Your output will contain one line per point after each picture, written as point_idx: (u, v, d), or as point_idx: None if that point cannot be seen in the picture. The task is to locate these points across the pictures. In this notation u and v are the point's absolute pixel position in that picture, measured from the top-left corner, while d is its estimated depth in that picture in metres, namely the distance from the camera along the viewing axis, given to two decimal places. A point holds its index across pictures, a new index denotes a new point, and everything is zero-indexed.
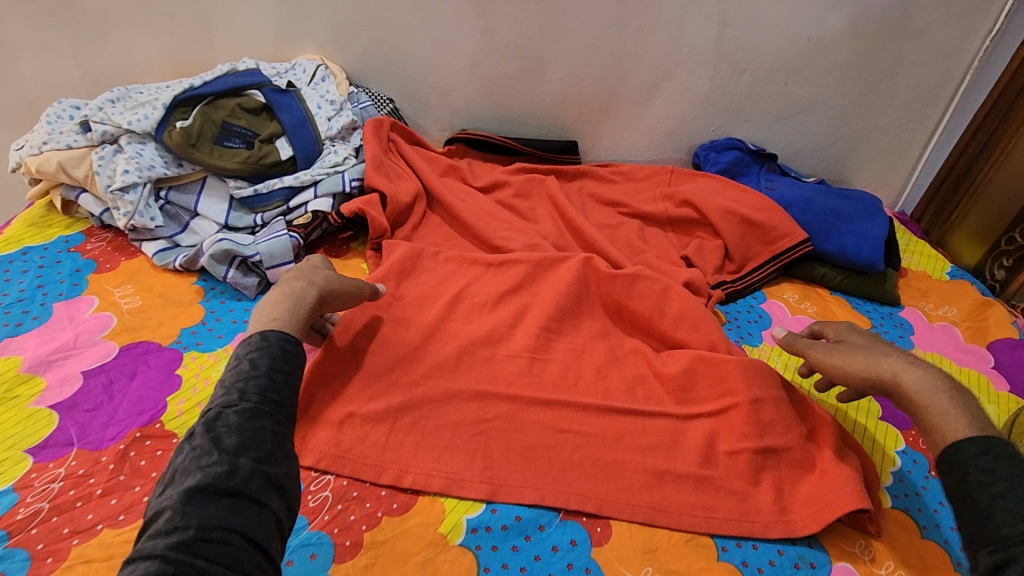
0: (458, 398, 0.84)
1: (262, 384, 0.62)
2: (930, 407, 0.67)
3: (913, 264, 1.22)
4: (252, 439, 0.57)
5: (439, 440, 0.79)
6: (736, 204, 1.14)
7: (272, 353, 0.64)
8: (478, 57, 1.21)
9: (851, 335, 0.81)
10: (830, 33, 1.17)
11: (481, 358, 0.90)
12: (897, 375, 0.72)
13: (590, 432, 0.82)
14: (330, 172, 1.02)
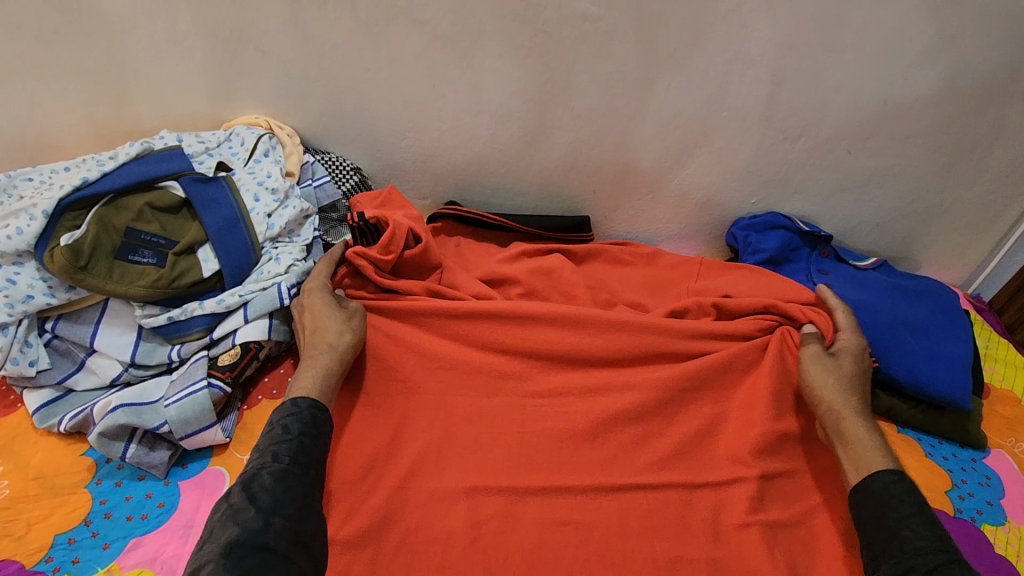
0: None
1: (293, 447, 0.63)
2: (857, 445, 0.74)
3: (995, 378, 1.00)
4: (283, 499, 0.59)
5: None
6: (782, 315, 0.91)
7: (302, 416, 0.66)
8: (464, 118, 0.97)
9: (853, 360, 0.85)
10: (912, 97, 0.92)
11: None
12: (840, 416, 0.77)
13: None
14: (267, 286, 0.80)
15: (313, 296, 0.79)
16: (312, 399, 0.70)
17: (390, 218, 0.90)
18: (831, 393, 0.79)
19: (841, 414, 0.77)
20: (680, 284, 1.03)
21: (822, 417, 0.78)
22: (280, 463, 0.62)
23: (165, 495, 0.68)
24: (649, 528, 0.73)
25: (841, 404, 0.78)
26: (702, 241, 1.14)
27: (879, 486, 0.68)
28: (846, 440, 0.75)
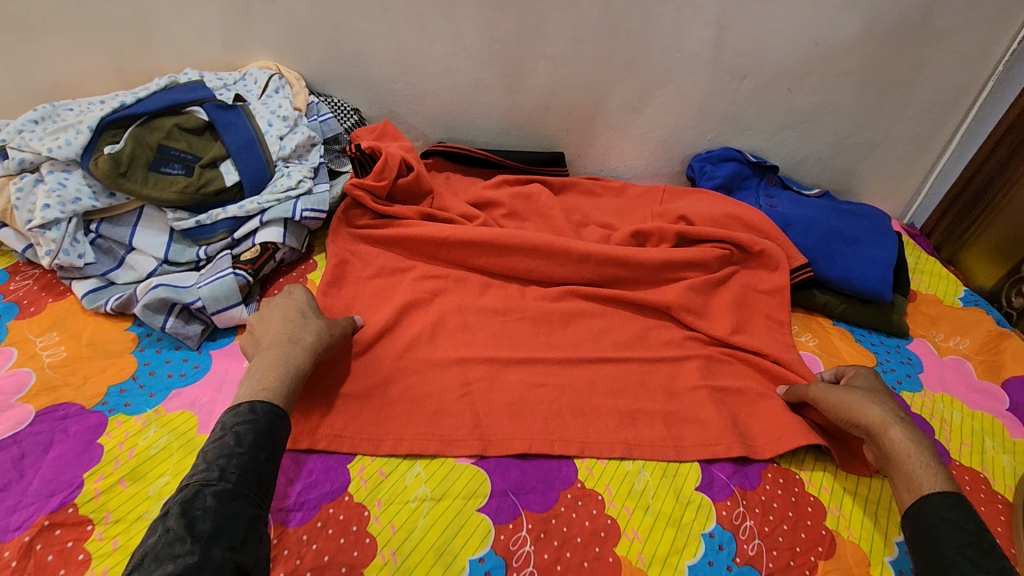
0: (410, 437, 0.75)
1: (243, 462, 0.59)
2: (914, 460, 0.69)
3: (921, 287, 1.14)
4: (226, 524, 0.54)
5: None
6: (730, 226, 1.05)
7: (258, 426, 0.62)
8: (451, 62, 1.10)
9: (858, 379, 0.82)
10: (840, 38, 1.06)
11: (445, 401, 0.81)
12: (883, 429, 0.72)
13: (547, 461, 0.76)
14: (281, 198, 0.92)
15: (302, 308, 0.79)
16: (271, 400, 0.66)
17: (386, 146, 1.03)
18: (888, 404, 0.76)
19: (895, 421, 0.72)
20: (645, 209, 1.16)
21: (867, 425, 0.74)
22: (226, 482, 0.57)
23: (199, 360, 0.80)
24: (614, 388, 0.85)
25: (896, 412, 0.74)
26: (666, 176, 1.27)
27: (937, 511, 0.63)
28: (892, 450, 0.71)
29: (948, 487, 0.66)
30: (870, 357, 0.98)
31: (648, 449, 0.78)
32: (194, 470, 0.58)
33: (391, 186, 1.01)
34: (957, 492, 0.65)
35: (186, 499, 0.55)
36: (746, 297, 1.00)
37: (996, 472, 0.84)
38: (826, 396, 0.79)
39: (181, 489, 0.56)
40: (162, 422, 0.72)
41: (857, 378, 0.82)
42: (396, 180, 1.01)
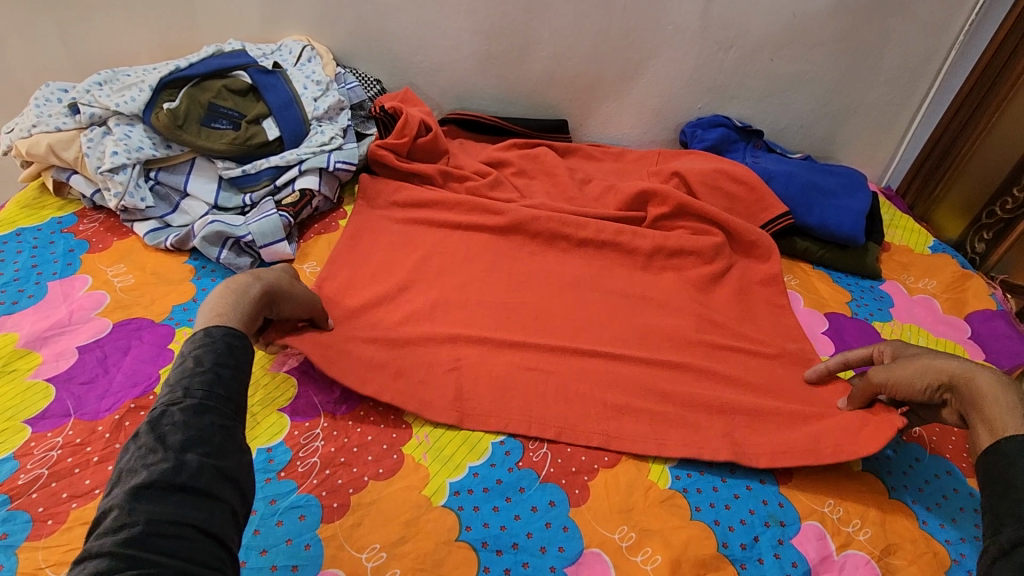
0: (432, 342, 0.86)
1: (208, 378, 0.56)
2: (1001, 405, 0.65)
3: (895, 238, 1.24)
4: (200, 436, 0.53)
5: (415, 375, 0.80)
6: (720, 180, 1.16)
7: (217, 346, 0.59)
8: (463, 36, 1.22)
9: (904, 349, 0.79)
10: (815, 10, 1.17)
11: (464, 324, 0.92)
12: (967, 381, 0.69)
13: (554, 369, 0.86)
14: (317, 151, 1.03)
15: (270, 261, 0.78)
16: (218, 315, 0.64)
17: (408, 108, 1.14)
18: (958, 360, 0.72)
19: (978, 371, 0.69)
20: (642, 171, 1.27)
21: (947, 381, 0.70)
22: (194, 398, 0.55)
23: None
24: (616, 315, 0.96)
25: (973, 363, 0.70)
26: (661, 144, 1.38)
27: (1013, 449, 0.61)
28: (977, 395, 0.67)
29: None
30: (846, 293, 1.09)
31: (645, 362, 0.89)
32: (159, 392, 0.56)
33: (411, 144, 1.11)
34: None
35: (155, 416, 0.54)
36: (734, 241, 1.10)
37: None
38: (892, 372, 0.76)
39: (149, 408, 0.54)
40: None
41: (903, 349, 0.79)
42: (414, 138, 1.12)
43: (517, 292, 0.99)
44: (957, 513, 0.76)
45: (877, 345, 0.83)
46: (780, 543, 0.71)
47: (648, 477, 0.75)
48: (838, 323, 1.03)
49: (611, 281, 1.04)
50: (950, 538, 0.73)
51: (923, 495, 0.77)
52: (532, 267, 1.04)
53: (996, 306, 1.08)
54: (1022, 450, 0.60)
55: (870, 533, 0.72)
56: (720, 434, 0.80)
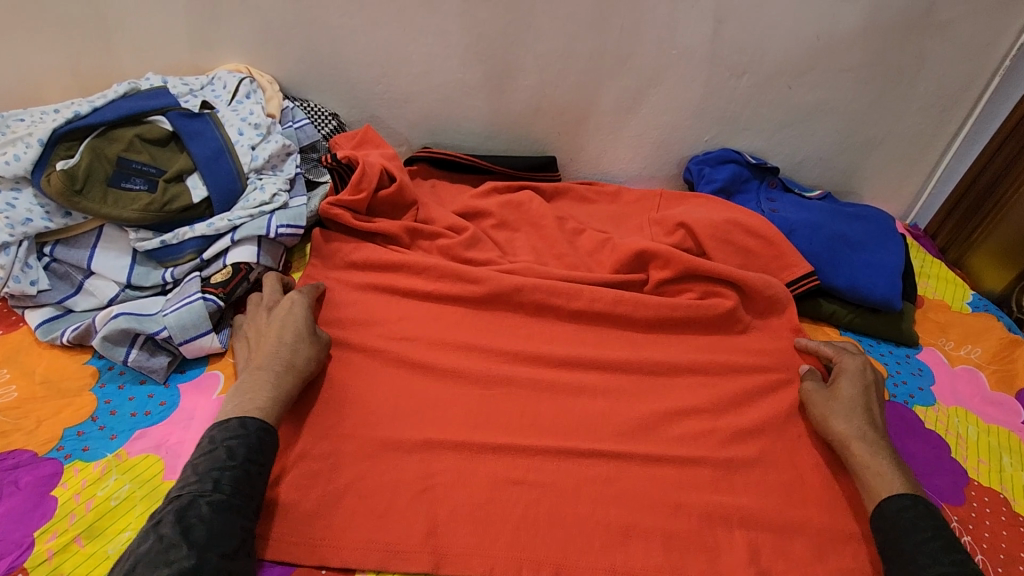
0: (398, 451, 0.74)
1: (237, 475, 0.60)
2: (867, 471, 0.71)
3: (928, 291, 1.10)
4: (219, 535, 0.55)
5: (376, 506, 0.69)
6: (735, 232, 0.99)
7: (252, 442, 0.63)
8: (434, 61, 1.04)
9: (842, 379, 0.81)
10: (843, 31, 1.00)
11: (432, 428, 0.76)
12: (843, 442, 0.74)
13: (546, 482, 0.73)
14: (254, 214, 0.85)
15: (298, 325, 0.75)
16: (260, 418, 0.66)
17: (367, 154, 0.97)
18: (860, 412, 0.76)
19: (858, 437, 0.74)
20: (642, 216, 1.10)
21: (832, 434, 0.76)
22: (221, 494, 0.58)
23: (167, 395, 0.73)
24: (616, 413, 0.81)
25: (864, 421, 0.75)
26: (662, 179, 1.22)
27: (892, 510, 0.66)
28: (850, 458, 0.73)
29: (910, 489, 0.68)
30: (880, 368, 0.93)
31: (651, 476, 0.75)
32: (188, 479, 0.58)
33: (370, 198, 0.95)
34: (918, 495, 0.67)
35: (183, 507, 0.56)
36: (752, 305, 0.95)
37: (1015, 491, 0.80)
38: (807, 402, 0.81)
39: (179, 498, 0.56)
40: (122, 468, 0.65)
41: (841, 380, 0.81)
42: (373, 190, 0.95)
43: (502, 375, 0.83)
44: None
45: (840, 357, 0.84)
46: None
47: None
48: None
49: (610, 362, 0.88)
50: None
51: None
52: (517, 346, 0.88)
53: None
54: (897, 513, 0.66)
55: None
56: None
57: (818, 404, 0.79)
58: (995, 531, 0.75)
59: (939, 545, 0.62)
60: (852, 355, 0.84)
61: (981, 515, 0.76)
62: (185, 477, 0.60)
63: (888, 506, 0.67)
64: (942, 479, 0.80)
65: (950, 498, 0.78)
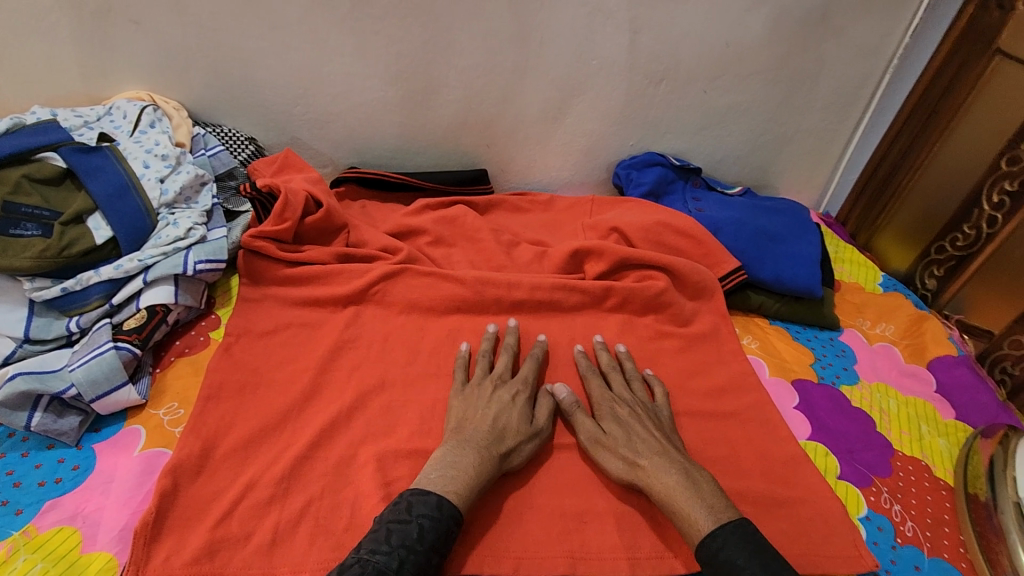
0: (352, 471, 0.71)
1: (418, 563, 0.57)
2: (675, 509, 0.66)
3: (844, 275, 1.17)
4: None
5: (338, 524, 0.66)
6: (666, 234, 1.03)
7: (439, 527, 0.60)
8: (354, 80, 1.01)
9: (611, 412, 0.78)
10: (749, 38, 1.06)
11: (384, 446, 0.74)
12: (644, 484, 0.70)
13: (499, 492, 0.72)
14: (168, 251, 0.79)
15: (512, 408, 0.75)
16: (455, 502, 0.63)
17: (290, 180, 0.93)
18: (636, 449, 0.72)
19: (652, 471, 0.70)
20: (576, 223, 1.12)
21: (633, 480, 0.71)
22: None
23: (80, 458, 0.67)
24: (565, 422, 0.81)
25: (648, 456, 0.71)
26: (592, 185, 1.24)
27: (713, 552, 0.61)
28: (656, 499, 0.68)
29: (715, 516, 0.64)
30: (809, 353, 0.98)
31: (605, 478, 0.75)
32: (378, 549, 0.57)
33: (296, 227, 0.90)
34: (722, 522, 0.63)
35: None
36: (681, 290, 1.00)
37: (935, 458, 0.86)
38: (595, 456, 0.75)
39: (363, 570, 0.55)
40: (33, 546, 0.59)
41: (606, 416, 0.77)
42: (298, 218, 0.91)
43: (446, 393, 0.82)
44: None
45: (595, 392, 0.81)
46: None
47: None
48: (807, 393, 0.92)
49: (556, 371, 0.88)
50: None
51: None
52: None
53: (956, 351, 1.00)
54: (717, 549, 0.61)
55: None
56: (694, 571, 0.68)
57: (597, 461, 0.74)
58: (920, 496, 0.80)
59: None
60: (602, 394, 0.80)
61: (907, 483, 0.82)
62: (371, 542, 0.59)
63: (704, 551, 0.62)
64: (871, 452, 0.85)
65: (879, 470, 0.83)
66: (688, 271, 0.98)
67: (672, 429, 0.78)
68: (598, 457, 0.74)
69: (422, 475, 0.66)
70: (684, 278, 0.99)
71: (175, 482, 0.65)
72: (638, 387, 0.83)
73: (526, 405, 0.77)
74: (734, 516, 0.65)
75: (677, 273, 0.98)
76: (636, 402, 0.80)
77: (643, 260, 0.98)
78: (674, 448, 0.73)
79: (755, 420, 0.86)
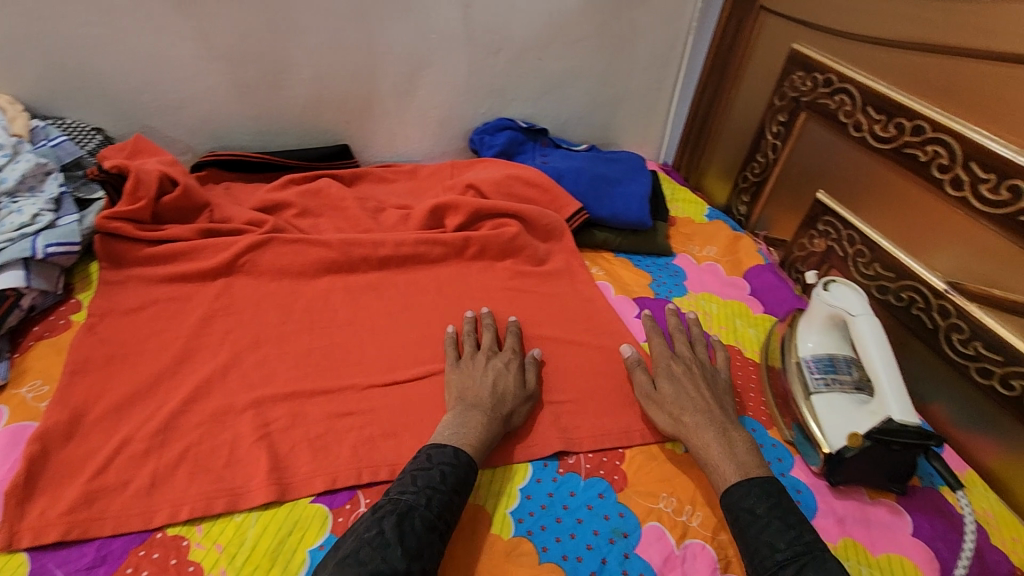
0: (229, 416, 0.76)
1: (442, 500, 0.64)
2: (707, 458, 0.75)
3: (677, 212, 1.35)
4: (422, 552, 0.60)
5: (216, 461, 0.71)
6: (516, 186, 1.15)
7: (456, 473, 0.67)
8: (200, 63, 1.04)
9: (669, 372, 0.86)
10: (568, 8, 1.20)
11: (259, 393, 0.79)
12: (685, 435, 0.78)
13: (373, 415, 0.80)
14: (13, 237, 0.80)
15: (502, 374, 0.82)
16: (468, 454, 0.70)
17: (142, 162, 0.95)
18: (682, 407, 0.80)
19: (695, 426, 0.78)
20: (438, 186, 1.21)
21: (679, 433, 0.79)
22: (430, 512, 0.63)
23: None
24: (433, 353, 0.90)
25: (689, 414, 0.79)
26: (454, 153, 1.34)
27: (735, 499, 0.69)
28: (693, 449, 0.77)
29: (742, 474, 0.71)
30: (646, 275, 1.14)
31: None
32: (409, 488, 0.64)
33: (153, 206, 0.94)
34: (749, 476, 0.71)
35: (404, 511, 0.62)
36: (534, 234, 1.12)
37: (746, 343, 1.04)
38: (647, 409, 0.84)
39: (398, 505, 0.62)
40: None
41: (661, 377, 0.85)
42: (153, 198, 0.94)
43: (319, 342, 0.88)
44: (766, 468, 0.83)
45: (653, 352, 0.89)
46: (626, 557, 0.70)
47: (490, 531, 0.71)
48: (645, 306, 1.07)
49: (424, 313, 0.97)
50: None
51: None
52: (334, 314, 0.94)
53: (763, 259, 1.20)
54: (739, 498, 0.69)
55: (702, 517, 0.75)
56: (548, 452, 0.79)
57: (648, 413, 0.83)
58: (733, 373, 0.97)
59: (773, 525, 0.65)
60: (660, 351, 0.89)
61: None
62: (400, 485, 0.66)
63: (727, 498, 0.70)
64: None
65: None
66: (536, 216, 1.10)
67: (726, 390, 0.86)
68: (650, 411, 0.83)
69: (433, 435, 0.73)
70: (533, 222, 1.11)
71: (44, 447, 0.68)
72: (701, 349, 0.92)
73: (520, 369, 0.84)
74: (764, 475, 0.72)
75: (527, 218, 1.10)
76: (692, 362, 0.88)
77: (496, 210, 1.09)
78: (719, 407, 0.81)
79: (603, 332, 0.99)
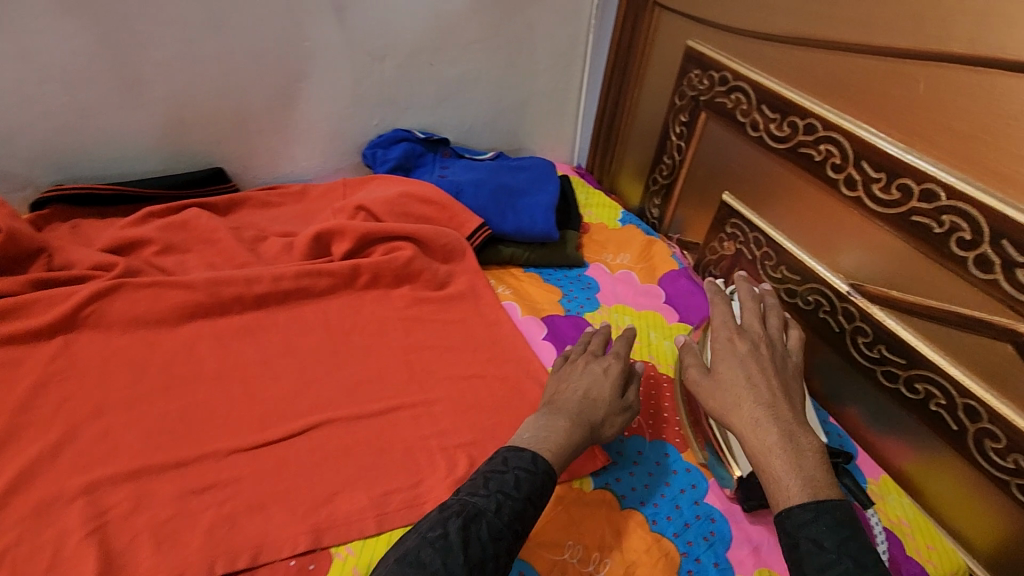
0: (56, 508, 0.65)
1: (515, 509, 0.60)
2: (767, 460, 0.66)
3: (591, 218, 1.29)
4: (487, 562, 0.56)
5: (34, 568, 0.60)
6: (410, 205, 1.06)
7: (534, 479, 0.63)
8: (27, 86, 0.91)
9: (732, 354, 0.76)
10: (456, 8, 1.11)
11: (96, 474, 0.68)
12: (741, 430, 0.69)
13: (237, 487, 0.70)
14: None
15: (609, 375, 0.77)
16: (547, 461, 0.65)
17: None
18: (740, 394, 0.72)
19: (754, 421, 0.69)
20: (329, 208, 1.11)
21: (736, 425, 0.70)
22: (502, 519, 0.59)
23: None
24: (315, 403, 0.81)
25: (750, 405, 0.70)
26: (349, 169, 1.23)
27: (793, 524, 0.59)
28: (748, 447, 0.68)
29: (812, 493, 0.61)
30: (556, 290, 1.08)
31: (356, 446, 0.76)
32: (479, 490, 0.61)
33: None
34: (817, 498, 0.60)
35: (471, 516, 0.58)
36: (431, 255, 1.03)
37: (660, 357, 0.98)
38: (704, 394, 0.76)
39: (467, 510, 0.58)
40: None
41: (725, 362, 0.76)
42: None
43: (177, 403, 0.77)
44: (678, 497, 0.77)
45: (725, 329, 0.80)
46: None
47: None
48: (553, 325, 1.00)
49: (307, 355, 0.87)
50: (678, 530, 0.74)
51: (651, 491, 0.78)
52: (199, 367, 0.82)
53: (678, 265, 1.15)
54: (800, 523, 0.59)
55: (609, 565, 0.69)
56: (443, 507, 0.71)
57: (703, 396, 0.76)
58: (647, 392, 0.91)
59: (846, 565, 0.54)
60: (723, 327, 0.80)
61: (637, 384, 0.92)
62: (473, 483, 0.63)
63: (785, 519, 0.60)
64: None
65: None
66: (431, 235, 1.02)
67: (796, 374, 0.77)
68: (708, 396, 0.75)
69: (517, 435, 0.70)
70: (427, 243, 1.02)
71: None
72: (773, 324, 0.82)
73: (620, 378, 0.78)
74: (838, 497, 0.61)
75: (421, 239, 1.01)
76: (761, 340, 0.78)
77: (386, 232, 1.00)
78: (786, 399, 0.71)
79: (508, 360, 0.91)
